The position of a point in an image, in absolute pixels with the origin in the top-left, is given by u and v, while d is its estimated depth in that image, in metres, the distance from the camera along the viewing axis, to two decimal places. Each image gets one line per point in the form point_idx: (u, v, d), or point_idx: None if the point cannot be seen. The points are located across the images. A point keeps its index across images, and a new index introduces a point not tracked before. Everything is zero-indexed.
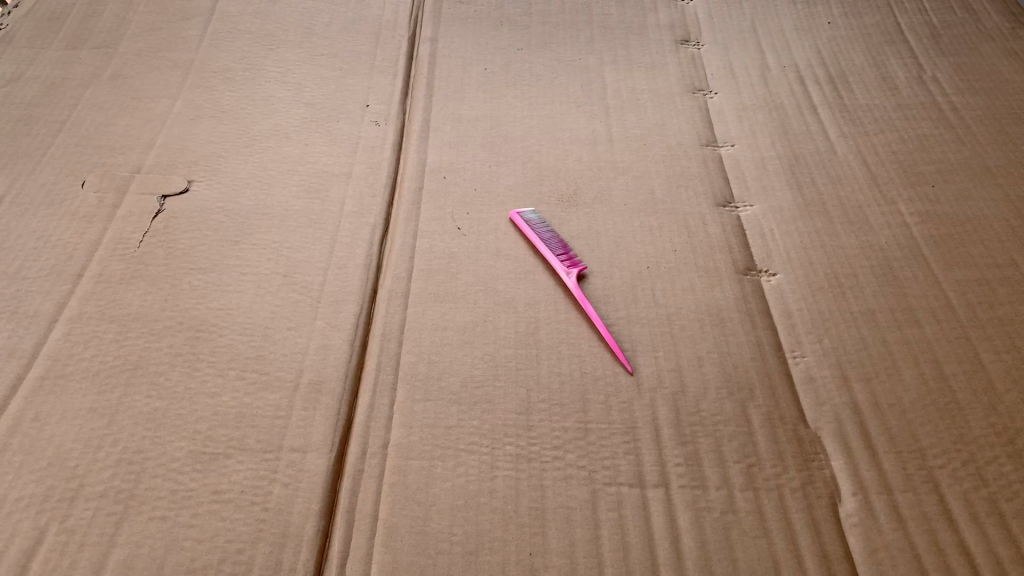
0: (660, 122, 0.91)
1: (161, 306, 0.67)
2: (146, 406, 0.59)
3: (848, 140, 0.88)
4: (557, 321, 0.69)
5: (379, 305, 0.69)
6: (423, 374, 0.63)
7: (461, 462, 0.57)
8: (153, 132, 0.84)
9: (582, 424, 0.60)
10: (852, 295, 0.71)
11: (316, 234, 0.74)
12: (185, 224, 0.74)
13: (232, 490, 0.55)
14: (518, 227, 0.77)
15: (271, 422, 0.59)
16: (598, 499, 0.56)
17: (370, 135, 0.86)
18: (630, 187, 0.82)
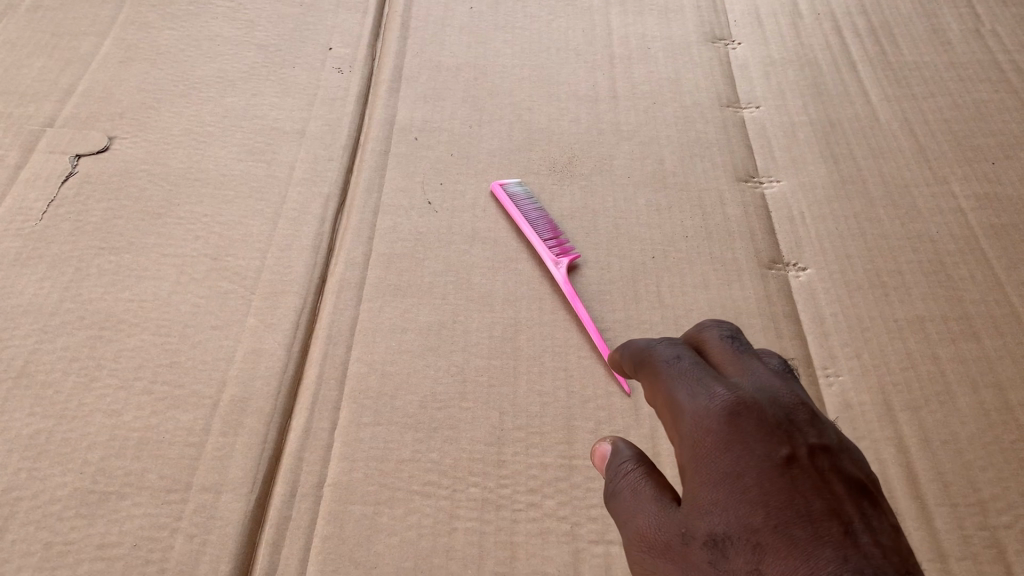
0: (674, 76, 0.78)
1: (60, 296, 0.55)
2: (27, 428, 0.48)
3: (893, 104, 0.75)
4: (541, 324, 0.57)
5: (327, 299, 0.57)
6: (374, 390, 0.52)
7: (413, 510, 0.46)
8: (73, 76, 0.71)
9: (566, 460, 0.49)
10: (897, 298, 0.59)
11: (256, 207, 0.62)
12: (100, 191, 0.62)
13: (123, 544, 0.43)
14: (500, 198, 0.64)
15: (181, 451, 0.48)
16: (581, 562, 0.45)
17: (330, 85, 0.73)
18: (635, 155, 0.70)
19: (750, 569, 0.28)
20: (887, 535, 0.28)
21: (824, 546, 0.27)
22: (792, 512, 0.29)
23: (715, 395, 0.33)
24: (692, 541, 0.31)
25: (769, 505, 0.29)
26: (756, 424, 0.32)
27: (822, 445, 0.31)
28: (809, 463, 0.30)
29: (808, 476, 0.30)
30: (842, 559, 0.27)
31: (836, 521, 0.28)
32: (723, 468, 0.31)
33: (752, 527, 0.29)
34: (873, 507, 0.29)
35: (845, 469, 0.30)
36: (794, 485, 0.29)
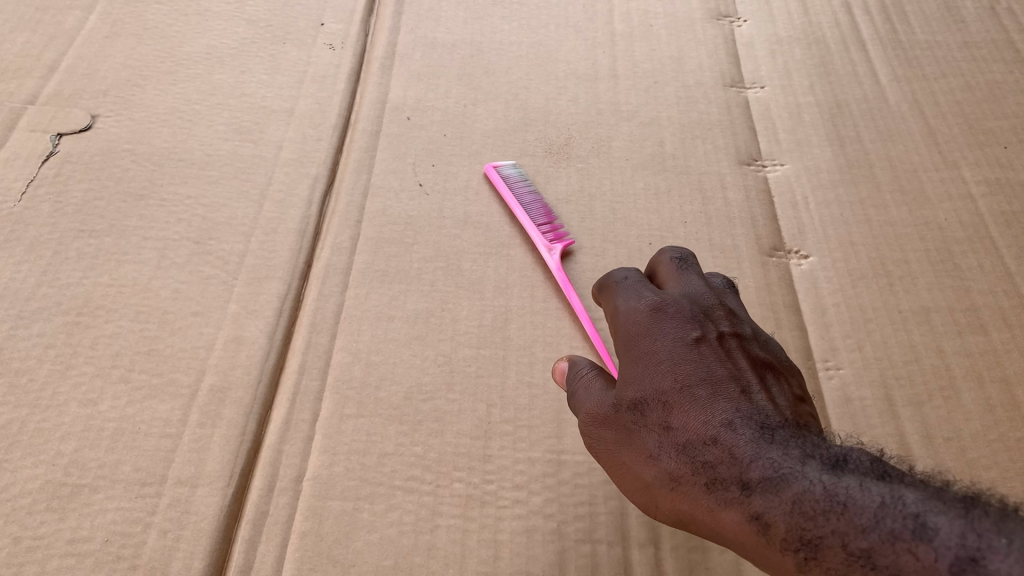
0: (676, 54, 0.76)
1: (37, 280, 0.53)
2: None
3: (902, 85, 0.73)
4: (532, 313, 0.55)
5: (312, 285, 0.56)
6: (358, 380, 0.50)
7: (395, 506, 0.45)
8: (57, 51, 0.69)
9: (554, 455, 0.47)
10: (902, 288, 0.57)
11: (242, 188, 0.60)
12: (82, 171, 0.60)
13: (94, 539, 0.42)
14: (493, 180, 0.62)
15: (157, 443, 0.46)
16: (567, 561, 0.43)
17: (322, 61, 0.71)
18: (634, 136, 0.68)
19: (663, 420, 0.38)
20: (772, 398, 0.38)
21: (723, 401, 0.37)
22: (700, 380, 0.38)
23: (646, 298, 0.44)
24: (619, 405, 0.40)
25: (681, 374, 0.39)
26: (678, 320, 0.42)
27: (729, 334, 0.41)
28: (716, 346, 0.40)
29: (716, 355, 0.39)
30: (736, 411, 0.36)
31: (734, 386, 0.38)
32: (649, 350, 0.41)
33: (665, 390, 0.38)
34: (764, 379, 0.39)
35: (746, 352, 0.40)
36: (702, 360, 0.39)
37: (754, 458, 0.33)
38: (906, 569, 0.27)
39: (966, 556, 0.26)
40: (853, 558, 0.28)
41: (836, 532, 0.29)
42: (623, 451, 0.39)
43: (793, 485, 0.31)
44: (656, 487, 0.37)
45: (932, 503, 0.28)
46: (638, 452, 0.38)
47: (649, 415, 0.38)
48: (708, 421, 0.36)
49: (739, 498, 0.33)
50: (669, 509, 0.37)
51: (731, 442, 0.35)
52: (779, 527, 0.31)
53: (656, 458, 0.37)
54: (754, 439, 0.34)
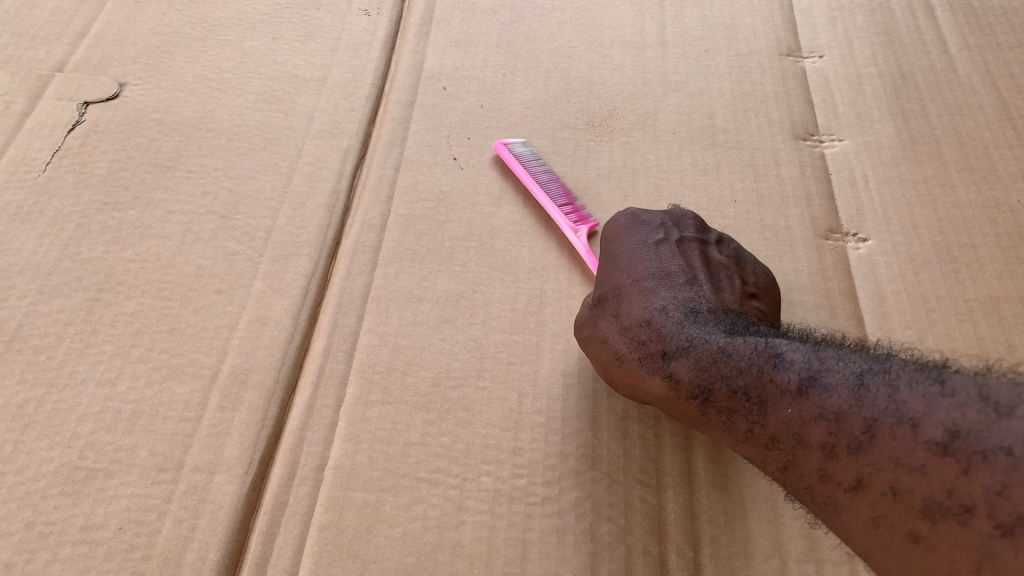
0: (729, 21, 0.72)
1: (59, 254, 0.52)
2: (16, 397, 0.45)
3: (973, 55, 0.68)
4: (569, 296, 0.52)
5: (340, 263, 0.53)
6: (384, 365, 0.48)
7: (419, 500, 0.43)
8: (86, 17, 0.67)
9: (589, 450, 0.45)
10: (969, 276, 0.53)
11: (271, 160, 0.58)
12: (108, 141, 0.58)
13: (107, 527, 0.41)
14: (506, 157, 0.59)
15: (175, 427, 0.45)
16: (599, 565, 0.41)
17: (356, 28, 0.68)
18: (682, 108, 0.64)
19: (614, 310, 0.45)
20: (712, 291, 0.45)
21: (665, 292, 0.45)
22: (650, 275, 0.46)
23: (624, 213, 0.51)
24: (586, 305, 0.47)
25: (634, 272, 0.46)
26: (642, 227, 0.49)
27: (689, 238, 0.48)
28: (674, 248, 0.47)
29: (667, 254, 0.47)
30: (673, 298, 0.44)
31: (680, 279, 0.45)
32: (614, 254, 0.48)
33: (619, 284, 0.46)
34: (713, 275, 0.46)
35: (701, 255, 0.48)
36: (658, 257, 0.47)
37: (676, 333, 0.42)
38: (772, 394, 0.36)
39: (811, 379, 0.35)
40: (737, 393, 0.38)
41: (727, 378, 0.38)
42: (586, 344, 0.46)
43: (700, 348, 0.40)
44: (607, 366, 0.45)
45: (799, 348, 0.37)
46: (594, 338, 0.46)
47: (604, 307, 0.46)
48: (649, 308, 0.44)
49: (664, 365, 0.42)
50: (616, 382, 0.44)
51: (661, 323, 0.43)
52: (687, 380, 0.40)
53: (606, 343, 0.45)
54: (682, 320, 0.43)
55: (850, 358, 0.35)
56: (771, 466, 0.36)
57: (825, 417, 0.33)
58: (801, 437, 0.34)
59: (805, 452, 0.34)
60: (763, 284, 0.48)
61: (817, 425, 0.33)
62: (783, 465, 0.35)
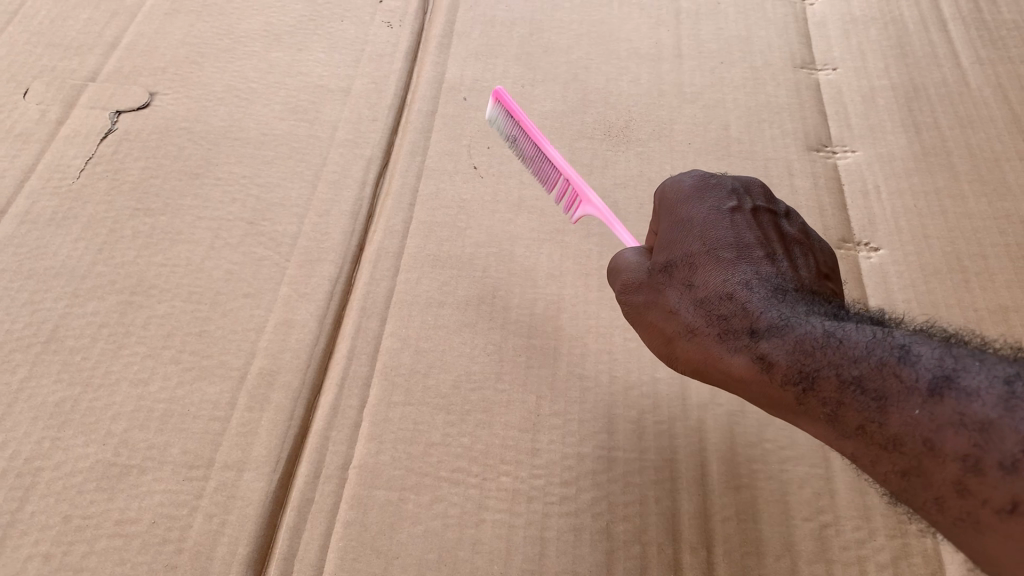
0: (744, 34, 0.73)
1: (93, 258, 0.53)
2: (53, 395, 0.47)
3: (985, 68, 0.69)
4: (587, 302, 0.53)
5: (363, 268, 0.55)
6: (406, 368, 0.49)
7: (440, 499, 0.44)
8: (118, 28, 0.69)
9: (605, 451, 0.46)
10: (978, 285, 0.54)
11: (296, 168, 0.60)
12: (139, 149, 0.60)
13: (141, 521, 0.42)
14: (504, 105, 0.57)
15: (205, 426, 0.46)
16: (615, 563, 0.42)
17: (379, 40, 0.70)
18: (697, 119, 0.65)
19: (688, 279, 0.40)
20: (793, 267, 0.41)
21: (746, 264, 0.40)
22: (731, 245, 0.40)
23: (692, 178, 0.44)
24: (650, 270, 0.43)
25: (712, 239, 0.41)
26: (717, 194, 0.43)
27: (767, 211, 0.43)
28: (753, 218, 0.42)
29: (749, 227, 0.41)
30: (755, 272, 0.39)
31: (759, 250, 0.40)
32: (684, 218, 0.42)
33: (694, 252, 0.41)
34: (791, 250, 0.42)
35: (779, 228, 0.43)
36: (734, 225, 0.41)
37: (765, 310, 0.37)
38: (893, 390, 0.31)
39: (948, 378, 0.30)
40: (848, 384, 0.32)
41: (831, 365, 0.33)
42: (648, 309, 0.42)
43: (797, 330, 0.35)
44: (675, 341, 0.41)
45: (922, 341, 0.32)
46: (662, 306, 0.41)
47: (676, 276, 0.41)
48: (732, 281, 0.39)
49: (750, 343, 0.37)
50: (685, 359, 0.40)
51: (745, 298, 0.38)
52: (782, 364, 0.35)
53: (676, 314, 0.40)
54: (771, 297, 0.38)
55: (989, 361, 0.30)
56: (878, 468, 0.31)
57: (967, 427, 0.28)
58: (932, 444, 0.29)
59: (936, 462, 0.29)
60: (830, 263, 0.45)
61: (956, 433, 0.28)
62: (902, 472, 0.30)
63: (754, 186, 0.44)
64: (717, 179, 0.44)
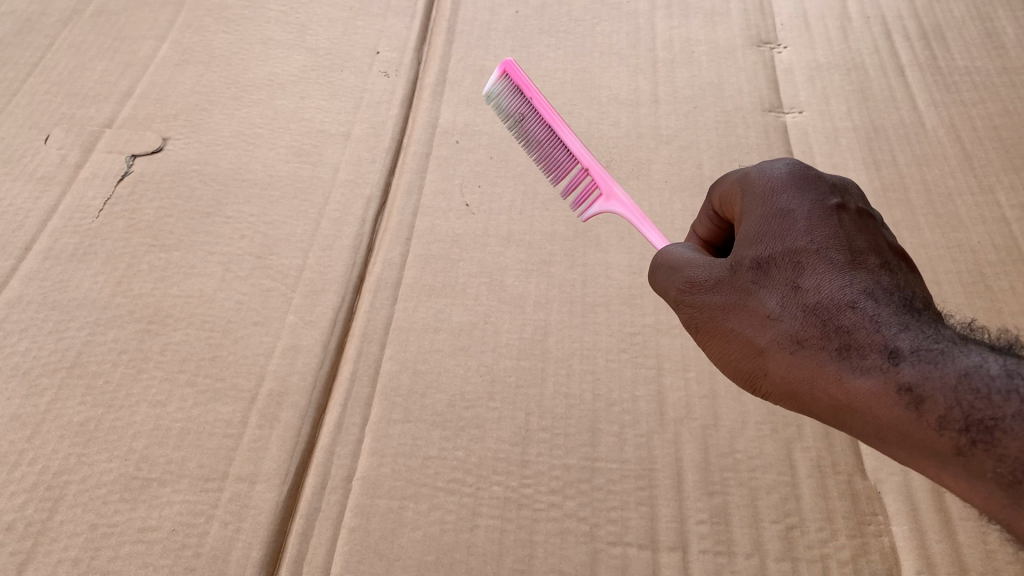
0: (716, 80, 0.78)
1: (113, 290, 0.57)
2: (78, 416, 0.51)
3: (939, 110, 0.74)
4: (571, 327, 0.58)
5: (364, 298, 0.59)
6: (405, 388, 0.54)
7: (437, 506, 0.48)
8: (132, 78, 0.73)
9: (589, 462, 0.50)
10: None
11: (301, 207, 0.64)
12: (154, 190, 0.64)
13: (162, 528, 0.46)
14: (515, 80, 0.59)
15: (219, 442, 0.50)
16: (598, 563, 0.46)
17: (377, 88, 0.75)
18: (673, 159, 0.70)
19: (791, 281, 0.38)
20: (909, 283, 0.38)
21: (866, 280, 0.37)
22: (843, 249, 0.38)
23: (782, 169, 0.42)
24: (737, 267, 0.40)
25: (826, 255, 0.38)
26: (818, 189, 0.41)
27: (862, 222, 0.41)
28: (855, 222, 0.40)
29: (855, 232, 0.39)
30: (878, 290, 0.36)
31: (875, 265, 0.37)
32: (783, 211, 0.40)
33: (799, 249, 0.39)
34: (902, 262, 0.39)
35: (883, 236, 0.40)
36: (847, 238, 0.38)
37: (898, 333, 0.34)
38: None
39: None
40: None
41: (999, 405, 0.30)
42: (732, 312, 0.40)
43: (946, 359, 0.32)
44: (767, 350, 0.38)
45: None
46: (754, 310, 0.39)
47: (780, 279, 0.39)
48: (851, 289, 0.36)
49: (886, 370, 0.33)
50: (795, 379, 0.37)
51: (874, 319, 0.35)
52: (931, 397, 0.32)
53: (776, 320, 0.38)
54: (901, 318, 0.35)
55: None
56: None
57: None
58: None
59: None
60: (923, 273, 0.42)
61: None
62: None
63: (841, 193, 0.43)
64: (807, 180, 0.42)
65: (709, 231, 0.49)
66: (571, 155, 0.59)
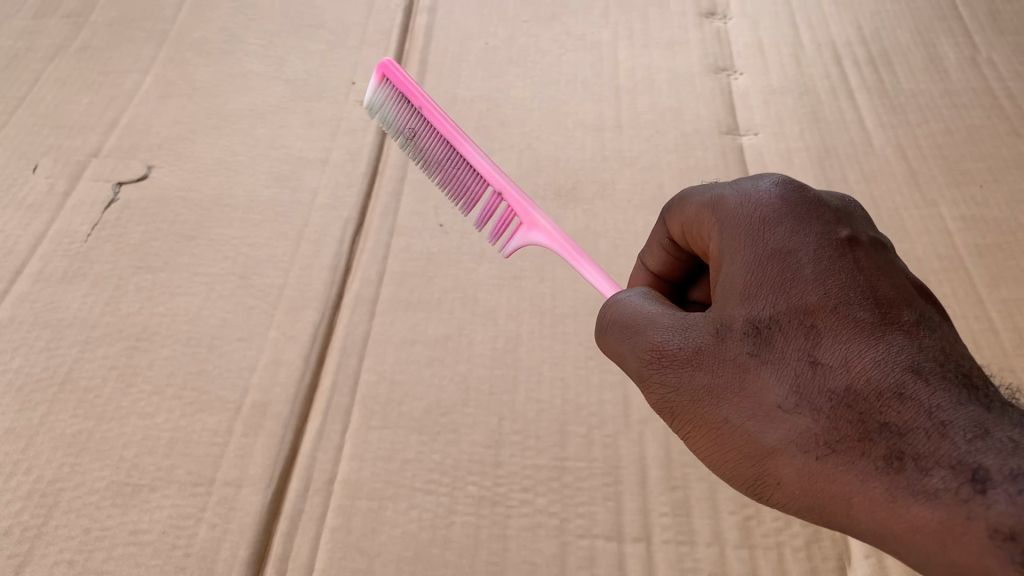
0: (677, 106, 0.82)
1: (101, 310, 0.60)
2: (70, 428, 0.53)
3: (886, 131, 0.79)
4: (541, 336, 0.61)
5: (343, 313, 0.62)
6: (383, 397, 0.56)
7: (415, 505, 0.50)
8: (117, 110, 0.76)
9: (558, 462, 0.53)
10: None
11: (281, 229, 0.67)
12: (139, 215, 0.67)
13: (153, 531, 0.48)
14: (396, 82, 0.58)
15: (206, 449, 0.52)
16: (568, 555, 0.49)
17: (353, 116, 0.78)
18: (636, 180, 0.74)
19: (805, 356, 0.35)
20: (952, 356, 0.33)
21: (903, 365, 0.33)
22: (862, 304, 0.35)
23: (771, 190, 0.40)
24: (737, 349, 0.36)
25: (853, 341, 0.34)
26: (824, 246, 0.37)
27: (870, 236, 0.38)
28: (867, 252, 0.37)
29: (871, 271, 0.36)
30: (918, 374, 0.32)
31: (910, 343, 0.33)
32: (784, 262, 0.37)
33: (811, 312, 0.35)
34: (936, 326, 0.35)
35: (899, 269, 0.37)
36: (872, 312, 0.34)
37: (958, 434, 0.30)
38: None
39: None
40: None
41: None
42: (744, 410, 0.35)
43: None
44: (780, 449, 0.34)
45: None
46: (760, 395, 0.35)
47: (792, 358, 0.35)
48: (886, 369, 0.33)
49: (951, 488, 0.29)
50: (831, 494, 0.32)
51: (923, 418, 0.31)
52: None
53: (791, 412, 0.34)
54: (953, 411, 0.31)
55: None
56: None
57: None
58: None
59: None
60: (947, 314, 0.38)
61: None
62: None
63: (841, 202, 0.40)
64: (802, 196, 0.39)
65: (662, 264, 0.48)
66: (480, 178, 0.56)
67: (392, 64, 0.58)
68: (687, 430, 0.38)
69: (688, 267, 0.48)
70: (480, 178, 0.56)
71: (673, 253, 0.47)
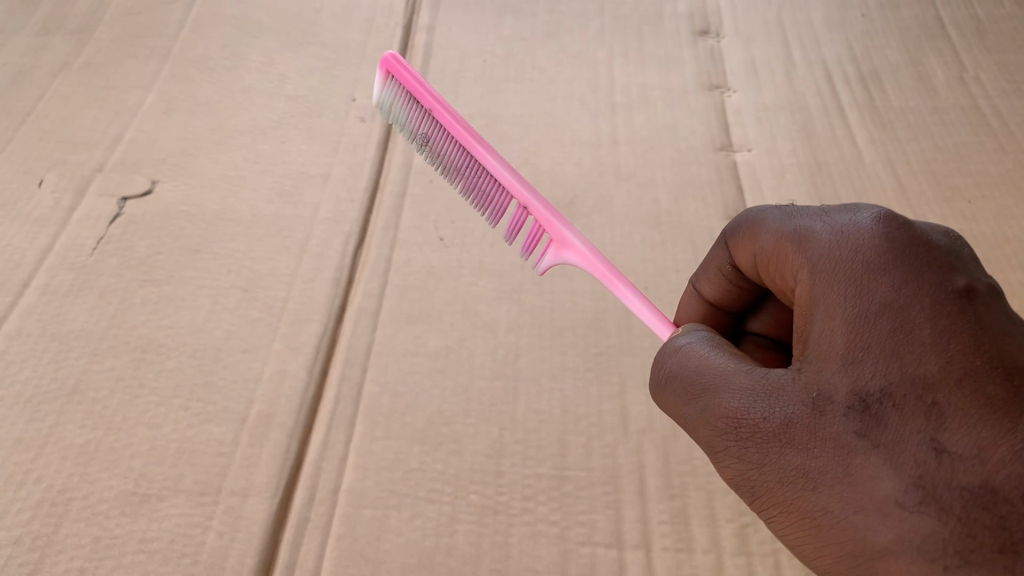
0: (672, 122, 0.84)
1: (108, 322, 0.61)
2: (79, 438, 0.54)
3: (877, 147, 0.80)
4: (541, 348, 0.62)
5: (346, 325, 0.63)
6: (386, 408, 0.57)
7: (419, 513, 0.51)
8: (121, 126, 0.78)
9: (558, 471, 0.54)
10: None
11: (284, 243, 0.68)
12: (144, 229, 0.68)
13: (161, 539, 0.49)
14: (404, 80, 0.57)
15: (213, 459, 0.53)
16: (569, 562, 0.50)
17: (354, 132, 0.80)
18: (633, 195, 0.75)
19: (921, 440, 0.32)
20: None
21: None
22: (982, 376, 0.32)
23: (868, 238, 0.37)
24: (844, 426, 0.34)
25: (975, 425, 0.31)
26: (937, 305, 0.34)
27: (985, 287, 0.35)
28: (983, 310, 0.34)
29: (990, 335, 0.33)
30: None
31: None
32: (891, 327, 0.34)
33: (925, 389, 0.32)
34: None
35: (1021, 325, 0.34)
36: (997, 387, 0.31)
37: None
38: None
39: None
40: None
41: None
42: (853, 498, 0.33)
43: None
44: (894, 547, 0.31)
45: None
46: (869, 485, 0.32)
47: (904, 434, 0.32)
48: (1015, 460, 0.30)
49: None
50: None
51: None
52: None
53: (908, 509, 0.31)
54: None
55: None
56: None
57: None
58: None
59: None
60: None
61: None
62: None
63: (948, 245, 0.37)
64: (903, 233, 0.36)
65: (720, 293, 0.49)
66: (501, 187, 0.57)
67: (400, 61, 0.57)
68: (786, 511, 0.36)
69: (742, 299, 0.49)
70: (502, 188, 0.57)
71: (732, 283, 0.48)
